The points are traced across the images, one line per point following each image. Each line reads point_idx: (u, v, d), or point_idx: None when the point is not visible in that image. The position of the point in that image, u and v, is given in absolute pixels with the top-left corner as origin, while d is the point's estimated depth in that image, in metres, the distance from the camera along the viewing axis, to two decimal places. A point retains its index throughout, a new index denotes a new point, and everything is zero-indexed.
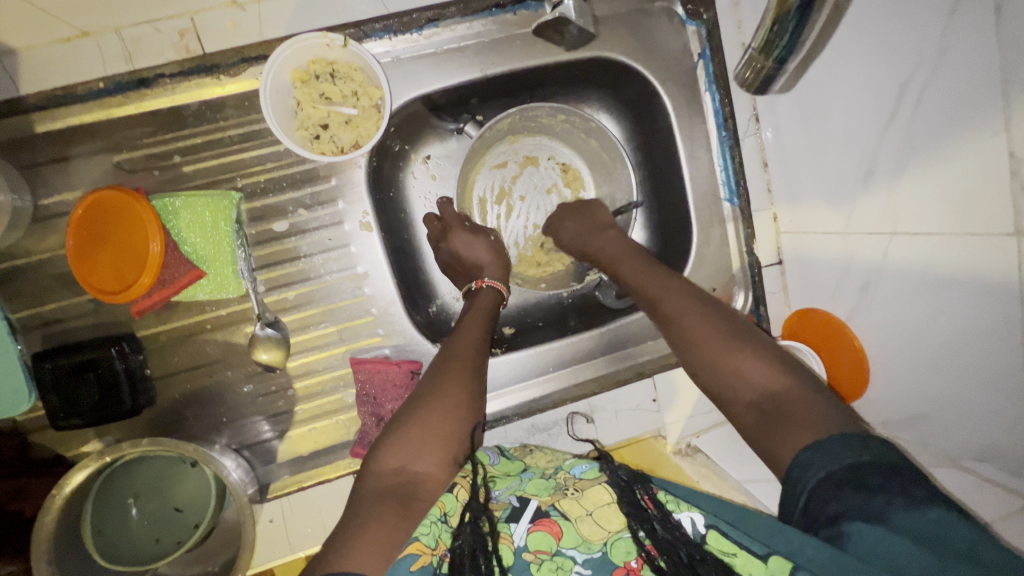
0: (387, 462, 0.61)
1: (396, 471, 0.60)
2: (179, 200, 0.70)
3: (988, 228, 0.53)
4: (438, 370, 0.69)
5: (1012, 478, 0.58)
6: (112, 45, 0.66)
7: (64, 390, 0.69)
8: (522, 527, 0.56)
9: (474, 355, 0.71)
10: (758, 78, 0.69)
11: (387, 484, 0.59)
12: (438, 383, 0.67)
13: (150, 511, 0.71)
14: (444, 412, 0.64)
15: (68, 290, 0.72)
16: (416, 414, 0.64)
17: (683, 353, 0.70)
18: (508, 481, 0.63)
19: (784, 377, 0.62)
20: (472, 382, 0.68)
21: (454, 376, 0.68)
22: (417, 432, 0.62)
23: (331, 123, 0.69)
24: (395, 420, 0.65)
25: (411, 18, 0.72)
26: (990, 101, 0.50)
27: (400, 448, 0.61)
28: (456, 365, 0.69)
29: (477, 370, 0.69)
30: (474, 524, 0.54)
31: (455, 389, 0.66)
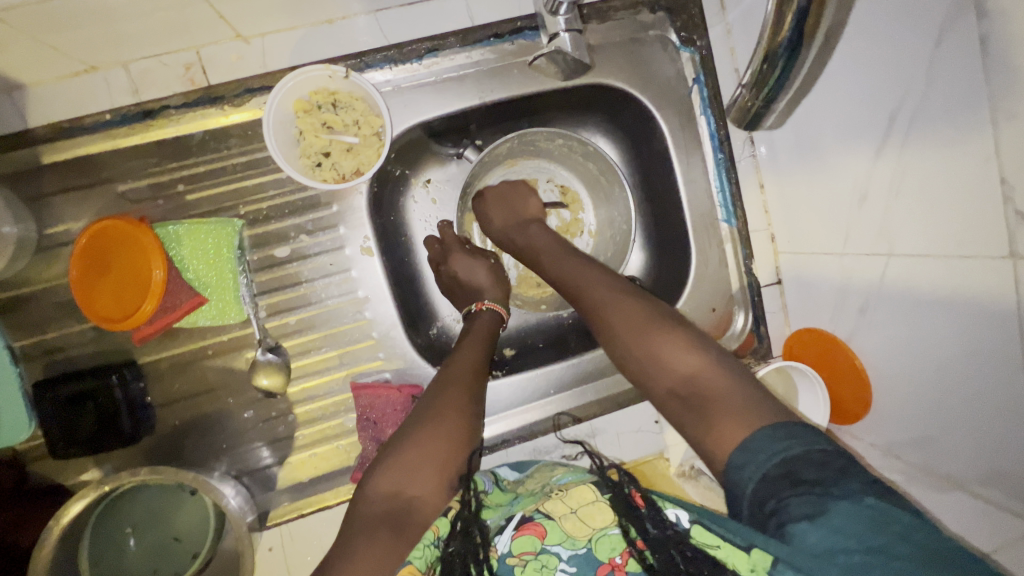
0: (382, 485, 0.60)
1: (390, 495, 0.59)
2: (182, 228, 0.71)
3: (986, 251, 0.53)
4: (434, 391, 0.69)
5: (1017, 502, 0.56)
6: (121, 79, 0.68)
7: (64, 420, 0.69)
8: (506, 535, 0.57)
9: (471, 377, 0.71)
10: (744, 115, 0.61)
11: (380, 509, 0.58)
12: (433, 404, 0.67)
13: (149, 540, 0.70)
14: (440, 434, 0.64)
15: (71, 317, 0.72)
16: (409, 435, 0.64)
17: (604, 339, 0.70)
18: (501, 509, 0.60)
19: (701, 358, 0.63)
20: (469, 404, 0.68)
21: (448, 396, 0.67)
22: (412, 454, 0.62)
23: (333, 151, 0.70)
24: (392, 442, 0.65)
25: (411, 48, 0.74)
26: (979, 129, 0.51)
27: (393, 471, 0.61)
28: (453, 386, 0.69)
29: (473, 392, 0.69)
30: (466, 533, 0.55)
31: (451, 410, 0.66)
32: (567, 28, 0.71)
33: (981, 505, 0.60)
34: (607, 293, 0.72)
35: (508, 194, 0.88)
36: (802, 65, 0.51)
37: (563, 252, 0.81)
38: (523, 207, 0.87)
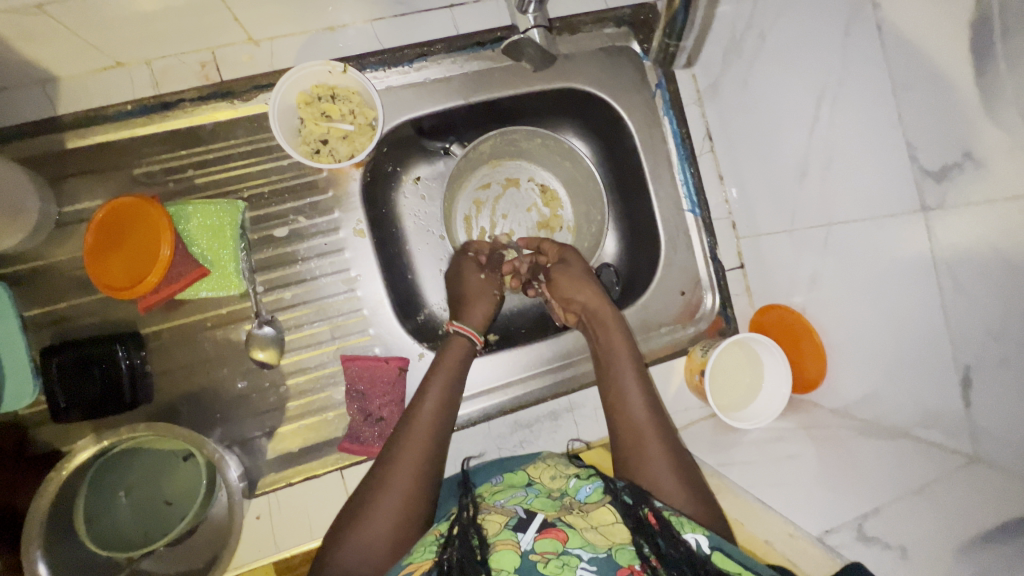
0: (342, 550, 0.64)
1: (350, 562, 0.63)
2: (189, 207, 0.77)
3: (902, 207, 0.61)
4: (395, 451, 0.71)
5: (954, 439, 0.61)
6: (143, 74, 0.76)
7: (69, 382, 0.74)
8: (528, 536, 0.58)
9: (434, 432, 0.73)
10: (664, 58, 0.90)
11: (341, 574, 0.62)
12: (393, 466, 0.69)
13: (142, 502, 0.73)
14: (398, 502, 0.67)
15: (80, 290, 0.78)
16: (370, 500, 0.67)
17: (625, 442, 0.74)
18: (511, 491, 0.67)
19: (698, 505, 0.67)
20: (429, 463, 0.71)
21: (409, 458, 0.70)
22: (371, 521, 0.65)
23: (330, 138, 0.78)
24: (353, 504, 0.68)
25: (402, 53, 0.84)
26: (886, 99, 0.60)
27: (355, 539, 0.64)
28: (413, 442, 0.71)
29: (434, 450, 0.72)
30: (463, 538, 0.58)
31: (411, 471, 0.69)
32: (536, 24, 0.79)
33: (924, 448, 0.64)
34: (640, 407, 0.76)
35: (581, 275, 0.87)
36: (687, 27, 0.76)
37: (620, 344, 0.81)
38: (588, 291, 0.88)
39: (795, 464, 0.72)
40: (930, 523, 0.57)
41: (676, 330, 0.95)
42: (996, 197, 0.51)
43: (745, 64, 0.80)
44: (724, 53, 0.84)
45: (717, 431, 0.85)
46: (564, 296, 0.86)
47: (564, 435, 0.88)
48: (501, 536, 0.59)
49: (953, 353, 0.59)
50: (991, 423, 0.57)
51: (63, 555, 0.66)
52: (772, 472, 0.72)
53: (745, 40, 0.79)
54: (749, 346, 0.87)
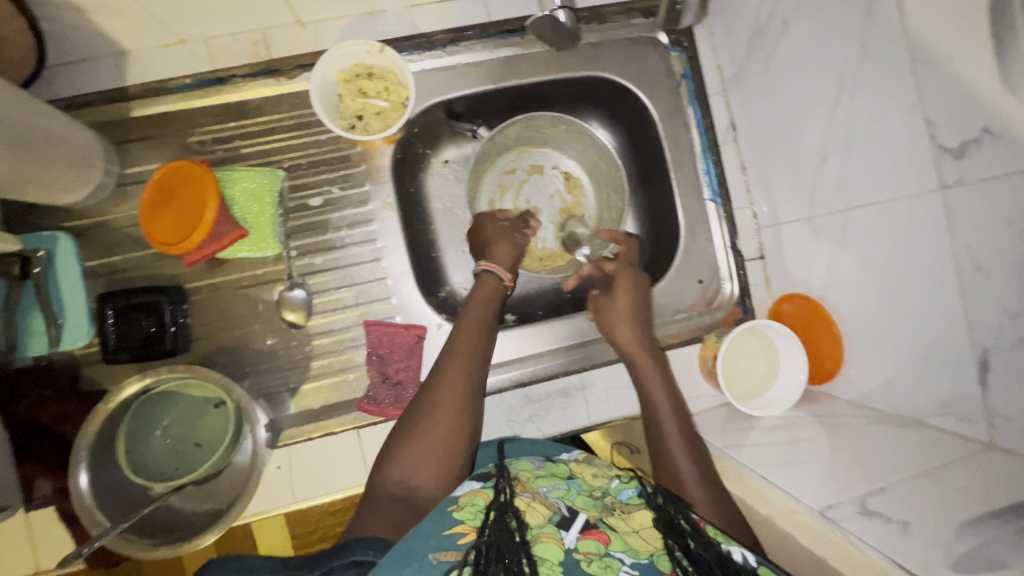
0: (393, 468, 0.70)
1: (400, 479, 0.69)
2: (234, 173, 0.84)
3: (920, 187, 0.61)
4: (437, 376, 0.76)
5: (970, 426, 0.60)
6: (201, 50, 0.83)
7: (120, 327, 0.81)
8: (572, 534, 0.58)
9: (472, 359, 0.77)
10: (668, 13, 0.90)
11: (391, 493, 0.68)
12: (435, 390, 0.74)
13: (176, 441, 0.79)
14: (442, 422, 0.72)
15: (134, 244, 0.85)
16: (417, 420, 0.72)
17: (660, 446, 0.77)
18: (554, 481, 0.66)
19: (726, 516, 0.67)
20: (469, 386, 0.75)
21: (450, 383, 0.75)
22: (417, 440, 0.71)
23: (365, 114, 0.84)
24: (400, 429, 0.74)
25: (436, 38, 0.89)
26: (905, 77, 0.60)
27: (405, 457, 0.70)
28: (453, 369, 0.76)
29: (471, 374, 0.76)
30: (502, 520, 0.57)
31: (452, 395, 0.74)
32: (563, 4, 0.82)
33: (940, 435, 0.63)
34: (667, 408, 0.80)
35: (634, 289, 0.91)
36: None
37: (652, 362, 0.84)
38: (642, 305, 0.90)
39: (804, 447, 0.71)
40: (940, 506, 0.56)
41: (692, 317, 0.96)
42: (1016, 169, 0.51)
43: (769, 52, 0.81)
44: (749, 43, 0.85)
45: (728, 418, 0.85)
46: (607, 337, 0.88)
47: (573, 412, 0.89)
48: (545, 529, 0.58)
49: (969, 338, 0.58)
50: (1008, 406, 0.56)
51: (104, 479, 0.72)
52: (781, 453, 0.72)
53: (769, 27, 0.80)
54: (765, 334, 0.86)
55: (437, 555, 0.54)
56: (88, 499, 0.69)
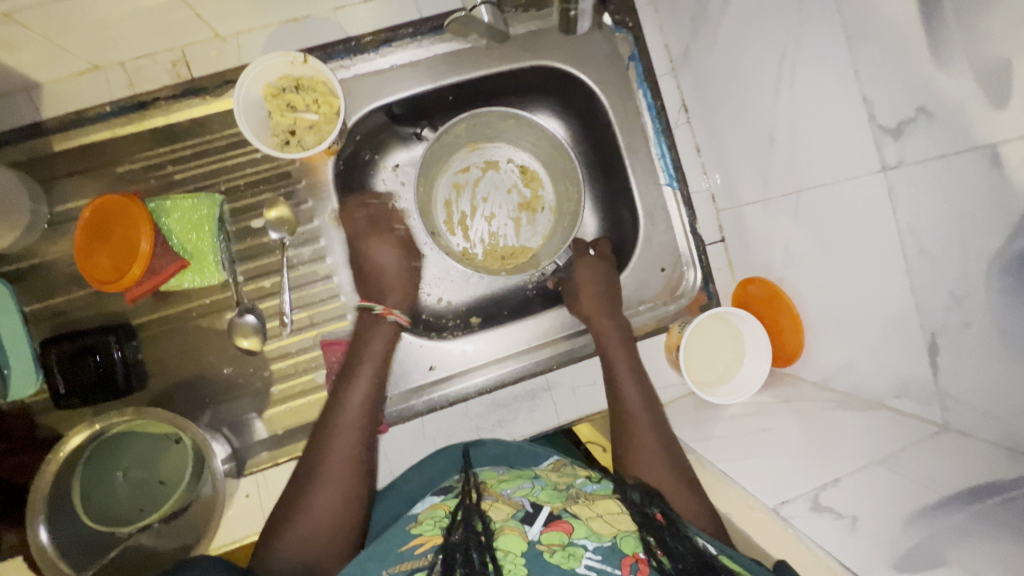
0: (281, 553, 0.67)
1: (291, 561, 0.67)
2: (168, 202, 0.80)
3: (864, 168, 0.58)
4: (324, 443, 0.75)
5: (924, 408, 0.59)
6: (118, 75, 0.79)
7: (68, 372, 0.79)
8: (535, 528, 0.56)
9: (353, 429, 0.76)
10: (563, 21, 0.83)
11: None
12: (326, 460, 0.74)
13: (139, 482, 0.77)
14: (335, 492, 0.72)
15: (74, 284, 0.83)
16: (310, 487, 0.72)
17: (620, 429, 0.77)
18: (519, 482, 0.66)
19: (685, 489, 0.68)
20: (354, 457, 0.74)
21: (337, 457, 0.74)
22: (306, 530, 0.69)
23: (297, 129, 0.80)
24: (286, 504, 0.72)
25: (367, 40, 0.84)
26: (842, 54, 0.57)
27: (295, 549, 0.68)
28: (334, 444, 0.74)
29: (349, 444, 0.74)
30: (467, 521, 0.56)
31: (339, 472, 0.73)
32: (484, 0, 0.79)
33: (897, 418, 0.62)
34: (636, 403, 0.78)
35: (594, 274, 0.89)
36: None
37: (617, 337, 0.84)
38: (612, 290, 0.88)
39: (769, 438, 0.71)
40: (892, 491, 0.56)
41: (657, 307, 0.94)
42: (953, 150, 0.48)
43: (711, 30, 0.78)
44: (692, 19, 0.81)
45: (696, 407, 0.84)
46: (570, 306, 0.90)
47: (541, 413, 0.88)
48: (508, 523, 0.57)
49: (919, 321, 0.57)
50: (959, 388, 0.55)
51: (67, 528, 0.71)
52: (745, 446, 0.71)
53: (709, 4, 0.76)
54: (730, 320, 0.85)
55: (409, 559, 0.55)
56: (50, 549, 0.68)
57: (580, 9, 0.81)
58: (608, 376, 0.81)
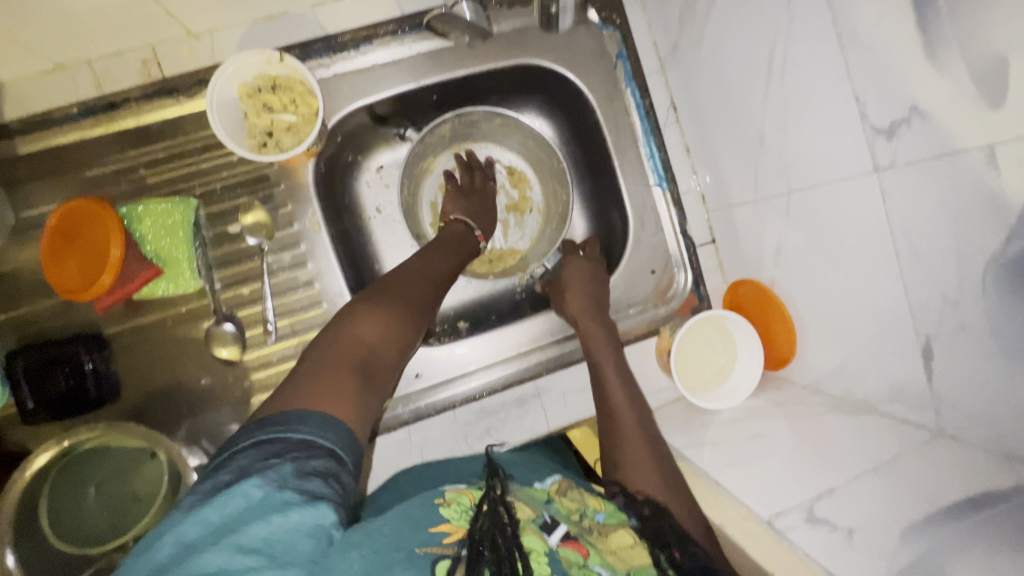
0: (358, 335, 0.65)
1: (363, 345, 0.65)
2: (140, 208, 0.78)
3: (857, 169, 0.57)
4: (400, 282, 0.74)
5: (918, 413, 0.58)
6: (85, 75, 0.76)
7: (37, 386, 0.75)
8: (553, 538, 0.51)
9: (432, 292, 0.77)
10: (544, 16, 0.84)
11: (352, 351, 0.63)
12: (400, 298, 0.72)
13: (111, 497, 0.72)
14: (396, 347, 0.69)
15: (41, 293, 0.79)
16: (387, 294, 0.72)
17: (610, 437, 0.73)
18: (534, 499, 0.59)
19: (676, 502, 0.65)
20: (422, 322, 0.74)
21: (422, 292, 0.75)
22: (364, 339, 0.65)
23: (274, 130, 0.78)
24: (357, 305, 0.70)
25: (347, 38, 0.82)
26: (832, 51, 0.55)
27: (353, 341, 0.64)
28: (422, 285, 0.76)
29: (428, 302, 0.75)
30: (492, 512, 0.50)
31: (418, 306, 0.74)
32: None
33: (890, 424, 0.61)
34: (624, 404, 0.75)
35: (583, 273, 0.87)
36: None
37: (604, 339, 0.81)
38: (600, 292, 0.86)
39: (762, 444, 0.69)
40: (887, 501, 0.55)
41: (648, 310, 0.92)
42: (945, 152, 0.47)
43: (698, 27, 0.76)
44: (680, 16, 0.80)
45: (687, 412, 0.83)
46: (558, 308, 0.87)
47: (531, 419, 0.86)
48: (529, 524, 0.51)
49: (914, 325, 0.56)
50: (954, 394, 0.53)
51: (32, 550, 0.68)
52: (738, 453, 0.70)
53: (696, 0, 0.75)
54: (722, 323, 0.84)
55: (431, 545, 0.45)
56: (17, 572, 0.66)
57: (560, 4, 0.83)
58: (596, 378, 0.79)
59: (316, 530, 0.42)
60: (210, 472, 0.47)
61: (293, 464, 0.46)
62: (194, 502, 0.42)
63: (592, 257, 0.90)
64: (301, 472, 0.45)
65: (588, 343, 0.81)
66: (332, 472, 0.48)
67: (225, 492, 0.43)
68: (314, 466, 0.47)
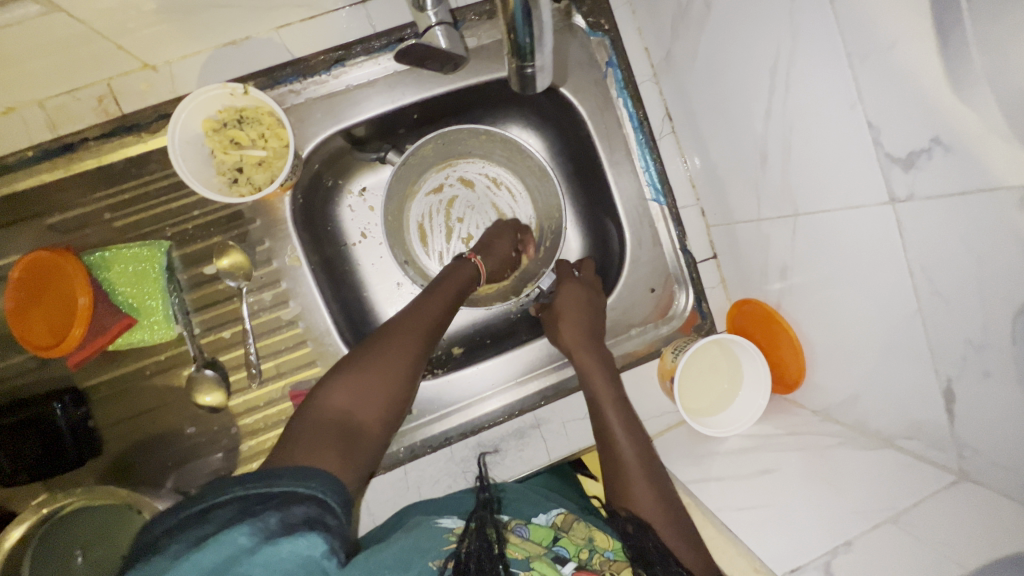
0: (336, 397, 0.63)
1: (340, 409, 0.62)
2: (109, 253, 0.74)
3: (869, 198, 0.53)
4: (394, 326, 0.71)
5: (939, 452, 0.55)
6: (36, 116, 0.71)
7: (10, 447, 0.71)
8: (569, 569, 0.53)
9: (419, 335, 0.70)
10: (519, 77, 0.67)
11: (329, 417, 0.61)
12: (389, 347, 0.68)
13: (99, 561, 0.69)
14: (383, 398, 0.65)
15: (13, 348, 0.76)
16: (377, 346, 0.68)
17: (609, 466, 0.71)
18: (537, 545, 0.57)
19: (678, 538, 0.63)
20: (410, 370, 0.68)
21: (409, 336, 0.70)
22: (345, 400, 0.63)
23: (245, 165, 0.73)
24: (349, 359, 0.67)
25: (317, 60, 0.76)
26: (841, 71, 0.51)
27: (332, 406, 0.62)
28: (409, 328, 0.71)
29: (422, 345, 0.70)
30: (481, 530, 0.54)
31: (402, 355, 0.68)
32: (439, 21, 0.69)
33: (908, 461, 0.58)
34: (623, 432, 0.72)
35: (579, 295, 0.83)
36: (542, 19, 0.56)
37: (599, 363, 0.78)
38: (594, 313, 0.83)
39: (772, 480, 0.66)
40: (910, 552, 0.52)
41: (648, 330, 0.89)
42: (972, 188, 0.43)
43: (693, 35, 0.71)
44: (673, 23, 0.74)
45: (692, 438, 0.79)
46: (552, 337, 0.84)
47: (531, 452, 0.83)
48: (540, 558, 0.54)
49: (933, 364, 0.52)
50: (976, 438, 0.50)
51: None
52: (747, 490, 0.67)
53: (691, 7, 0.69)
54: (727, 344, 0.81)
55: (436, 561, 0.48)
56: None
57: (538, 66, 0.64)
58: (594, 415, 0.75)
59: (308, 563, 0.41)
60: (182, 520, 0.44)
61: (277, 511, 0.44)
62: (177, 547, 0.41)
63: (588, 276, 0.87)
64: (286, 521, 0.43)
65: (581, 366, 0.78)
66: (318, 516, 0.46)
67: (212, 538, 0.41)
68: (300, 514, 0.44)
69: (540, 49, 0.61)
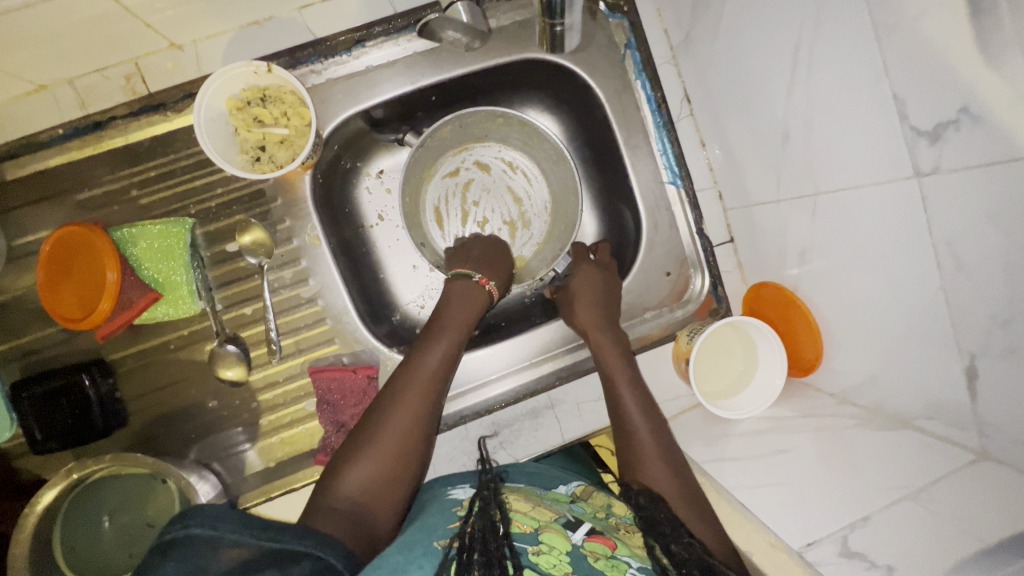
0: (345, 484, 0.62)
1: (352, 498, 0.61)
2: (135, 229, 0.75)
3: (892, 173, 0.52)
4: (394, 395, 0.69)
5: (960, 432, 0.54)
6: (67, 94, 0.73)
7: (41, 415, 0.74)
8: (579, 534, 0.54)
9: (420, 399, 0.69)
10: (549, 37, 0.77)
11: (342, 503, 0.61)
12: (389, 420, 0.67)
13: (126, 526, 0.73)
14: (393, 467, 0.65)
15: (43, 321, 0.79)
16: (381, 421, 0.67)
17: (624, 444, 0.71)
18: (555, 504, 0.61)
19: (694, 516, 0.63)
20: (422, 437, 0.68)
21: (407, 414, 0.68)
22: (357, 482, 0.62)
23: (267, 144, 0.75)
24: (354, 440, 0.67)
25: (338, 41, 0.76)
26: (865, 45, 0.50)
27: (345, 492, 0.62)
28: (408, 404, 0.69)
29: (428, 409, 0.69)
30: (484, 510, 0.53)
31: (408, 426, 0.67)
32: None
33: (927, 442, 0.57)
34: (637, 411, 0.73)
35: (594, 278, 0.83)
36: None
37: (615, 345, 0.78)
38: (610, 295, 0.83)
39: (787, 461, 0.66)
40: (926, 529, 0.52)
41: (663, 314, 0.89)
42: (1000, 158, 0.42)
43: (714, 15, 0.71)
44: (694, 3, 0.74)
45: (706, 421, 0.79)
46: (567, 317, 0.84)
47: (545, 431, 0.84)
48: (550, 524, 0.55)
49: (955, 342, 0.51)
50: (998, 415, 0.50)
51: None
52: (762, 470, 0.67)
53: None
54: (742, 327, 0.80)
55: (441, 541, 0.49)
56: None
57: (566, 25, 0.74)
58: (609, 393, 0.76)
59: None
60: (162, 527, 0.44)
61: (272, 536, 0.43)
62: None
63: (604, 260, 0.87)
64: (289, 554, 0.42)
65: (597, 348, 0.79)
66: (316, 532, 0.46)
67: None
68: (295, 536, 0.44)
69: (569, 8, 0.71)
